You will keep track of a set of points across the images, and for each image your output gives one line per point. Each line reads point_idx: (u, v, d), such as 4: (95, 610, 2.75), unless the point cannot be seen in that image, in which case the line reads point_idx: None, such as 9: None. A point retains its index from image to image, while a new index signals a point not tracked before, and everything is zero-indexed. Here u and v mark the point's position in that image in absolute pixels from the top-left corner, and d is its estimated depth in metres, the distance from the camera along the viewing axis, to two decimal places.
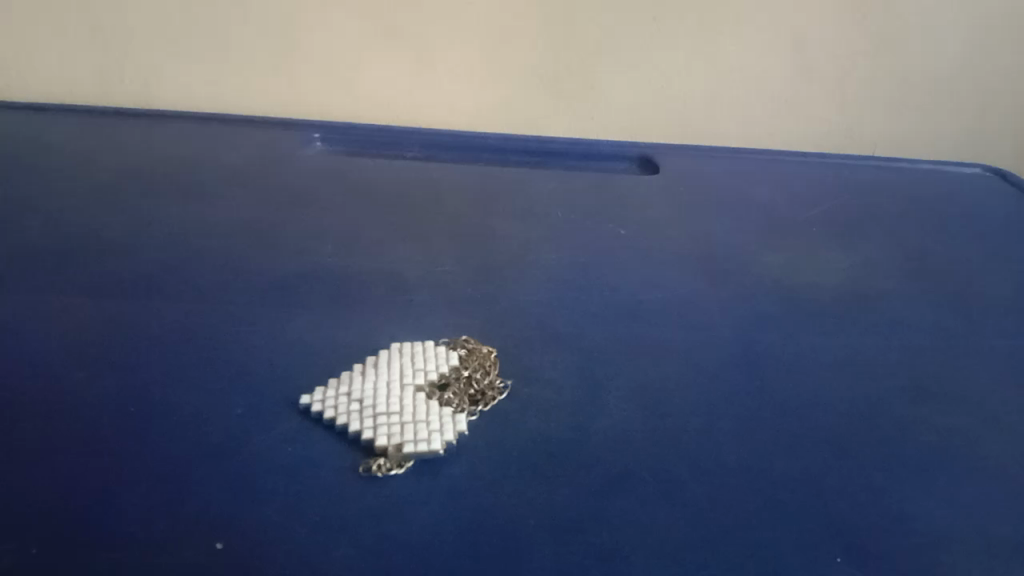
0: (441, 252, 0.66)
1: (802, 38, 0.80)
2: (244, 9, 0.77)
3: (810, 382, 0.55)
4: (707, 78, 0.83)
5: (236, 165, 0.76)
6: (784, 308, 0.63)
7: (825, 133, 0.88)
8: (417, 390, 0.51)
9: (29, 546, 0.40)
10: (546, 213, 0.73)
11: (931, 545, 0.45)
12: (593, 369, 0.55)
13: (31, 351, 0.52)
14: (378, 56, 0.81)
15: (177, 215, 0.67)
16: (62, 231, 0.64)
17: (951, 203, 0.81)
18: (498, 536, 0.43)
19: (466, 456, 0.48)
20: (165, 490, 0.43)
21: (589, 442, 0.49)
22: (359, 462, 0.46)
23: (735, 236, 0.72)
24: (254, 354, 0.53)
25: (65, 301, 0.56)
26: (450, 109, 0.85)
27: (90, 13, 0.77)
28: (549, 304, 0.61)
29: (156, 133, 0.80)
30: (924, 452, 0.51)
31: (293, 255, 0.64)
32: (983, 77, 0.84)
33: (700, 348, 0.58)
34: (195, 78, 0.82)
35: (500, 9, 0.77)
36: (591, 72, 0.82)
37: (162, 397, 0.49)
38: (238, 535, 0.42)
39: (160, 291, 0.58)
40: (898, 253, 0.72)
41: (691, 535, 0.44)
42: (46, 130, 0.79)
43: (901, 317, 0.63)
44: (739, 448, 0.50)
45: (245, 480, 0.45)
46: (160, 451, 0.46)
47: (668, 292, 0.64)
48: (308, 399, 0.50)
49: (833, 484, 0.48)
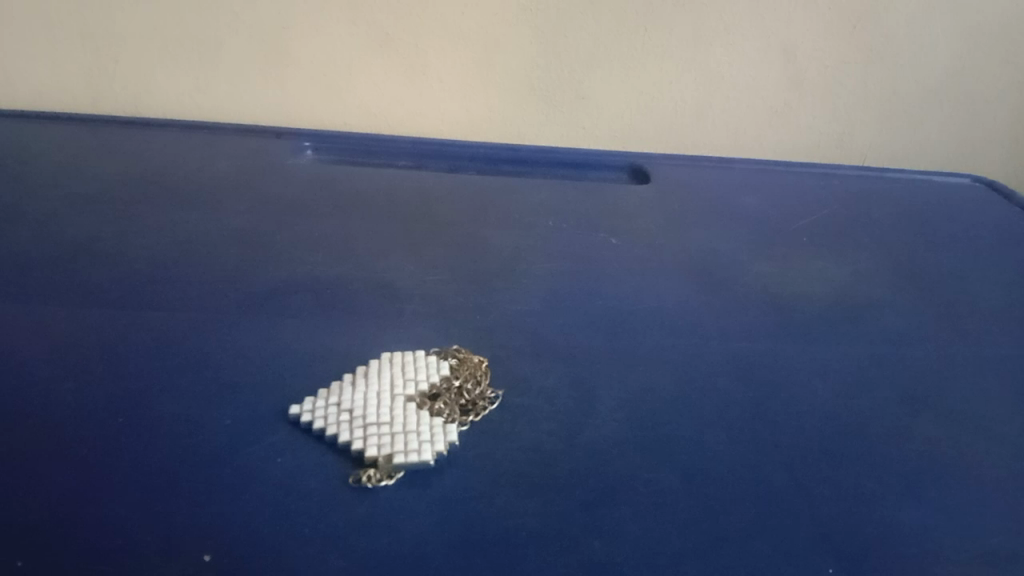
0: (431, 261, 0.66)
1: (794, 49, 0.80)
2: (236, 18, 0.77)
3: (803, 392, 0.55)
4: (699, 88, 0.83)
5: (228, 173, 0.76)
6: (776, 318, 0.63)
7: (818, 142, 0.88)
8: (407, 401, 0.50)
9: (14, 558, 0.40)
10: (537, 223, 0.73)
11: (923, 554, 0.45)
12: (584, 379, 0.55)
13: (19, 360, 0.52)
14: (369, 65, 0.81)
15: (168, 224, 0.67)
16: (50, 240, 0.64)
17: (947, 212, 0.81)
18: (488, 547, 0.43)
19: (457, 466, 0.47)
20: (153, 501, 0.43)
21: (581, 451, 0.49)
22: (349, 473, 0.46)
23: (726, 245, 0.72)
24: (244, 364, 0.53)
25: (53, 310, 0.56)
26: (441, 118, 0.85)
27: (82, 21, 0.77)
28: (540, 314, 0.61)
29: (149, 141, 0.80)
30: (916, 461, 0.51)
31: (283, 264, 0.64)
32: (976, 86, 0.84)
33: (691, 358, 0.58)
34: (185, 87, 0.82)
35: (492, 19, 0.77)
36: (583, 81, 0.82)
37: (151, 407, 0.49)
38: (226, 545, 0.41)
39: (150, 299, 0.58)
40: (892, 262, 0.72)
41: (683, 545, 0.44)
42: (35, 138, 0.79)
43: (894, 327, 0.63)
44: (732, 458, 0.50)
45: (234, 490, 0.44)
46: (148, 462, 0.45)
47: (659, 302, 0.63)
48: (298, 408, 0.49)
49: (826, 494, 0.48)
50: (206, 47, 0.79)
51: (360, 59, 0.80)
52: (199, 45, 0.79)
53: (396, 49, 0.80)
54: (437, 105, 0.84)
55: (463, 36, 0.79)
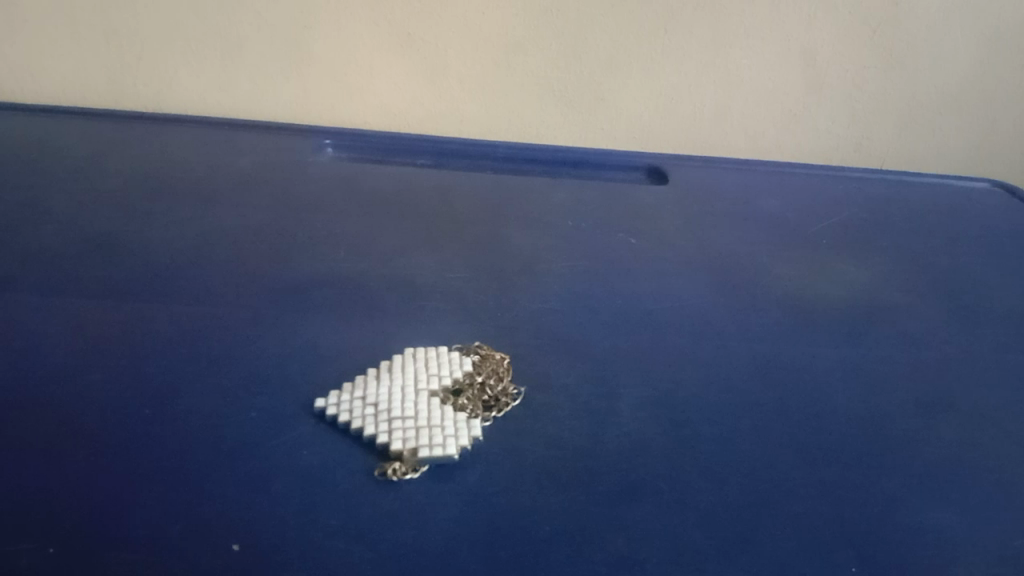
0: (451, 258, 0.66)
1: (813, 53, 0.80)
2: (257, 16, 0.78)
3: (822, 393, 0.55)
4: (717, 88, 0.83)
5: (249, 170, 0.77)
6: (795, 319, 0.63)
7: (835, 144, 0.88)
8: (431, 395, 0.51)
9: (47, 545, 0.40)
10: (556, 222, 0.73)
11: (944, 554, 0.45)
12: (604, 377, 0.55)
13: (46, 352, 0.52)
14: (389, 64, 0.81)
15: (190, 220, 0.68)
16: (75, 233, 0.64)
17: (966, 216, 0.81)
18: (513, 541, 0.43)
19: (481, 461, 0.48)
20: (182, 491, 0.44)
21: (603, 448, 0.49)
22: (375, 466, 0.47)
23: (745, 247, 0.72)
24: (268, 358, 0.53)
25: (79, 304, 0.57)
26: (460, 119, 0.85)
27: (104, 18, 0.78)
28: (561, 312, 0.61)
29: (171, 137, 0.81)
30: (938, 466, 0.51)
31: (305, 260, 0.64)
32: (994, 91, 0.84)
33: (712, 357, 0.58)
34: (206, 85, 0.82)
35: (512, 20, 0.78)
36: (602, 83, 0.82)
37: (175, 400, 0.49)
38: (252, 537, 0.42)
39: (172, 294, 0.58)
40: (911, 266, 0.72)
41: (706, 542, 0.44)
42: (57, 133, 0.80)
43: (912, 329, 0.63)
44: (753, 457, 0.50)
45: (260, 482, 0.45)
46: (177, 452, 0.46)
47: (678, 301, 0.64)
48: (323, 402, 0.50)
49: (846, 495, 0.48)
50: (227, 45, 0.79)
51: (381, 59, 0.81)
52: (219, 43, 0.79)
53: (416, 49, 0.80)
54: (457, 105, 0.84)
55: (483, 37, 0.79)
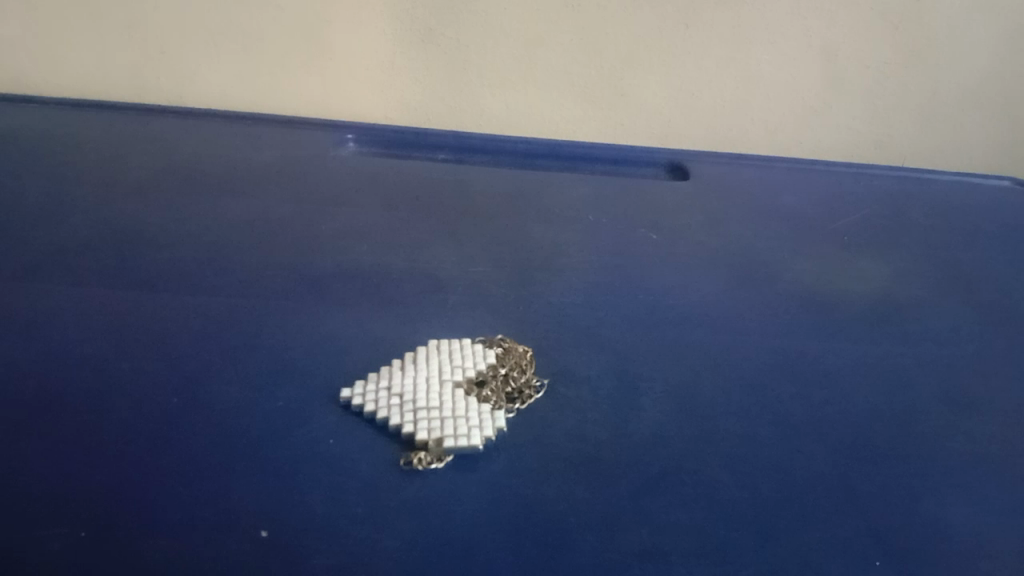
0: (473, 252, 0.67)
1: (834, 49, 0.80)
2: (279, 11, 0.78)
3: (844, 388, 0.56)
4: (737, 84, 0.83)
5: (272, 164, 0.77)
6: (816, 315, 0.63)
7: (855, 140, 0.88)
8: (455, 386, 0.51)
9: (77, 530, 0.41)
10: (577, 217, 0.73)
11: (967, 549, 0.45)
12: (627, 370, 0.55)
13: (73, 341, 0.53)
14: (411, 59, 0.81)
15: (213, 213, 0.68)
16: (100, 225, 0.65)
17: (987, 214, 0.81)
18: (538, 531, 0.43)
19: (505, 452, 0.48)
20: (210, 479, 0.44)
21: (626, 440, 0.49)
22: (400, 456, 0.47)
23: (766, 242, 0.72)
24: (292, 349, 0.54)
25: (105, 295, 0.57)
26: (480, 115, 0.85)
27: (125, 13, 0.78)
28: (582, 305, 0.61)
29: (193, 130, 0.81)
30: (961, 461, 0.51)
31: (328, 252, 0.64)
32: (1016, 87, 0.84)
33: (734, 351, 0.58)
34: (228, 79, 0.83)
35: (534, 15, 0.78)
36: (623, 78, 0.82)
37: (202, 390, 0.50)
38: (279, 525, 0.42)
39: (197, 285, 0.59)
40: (932, 262, 0.72)
41: (731, 534, 0.44)
42: (82, 126, 0.80)
43: (934, 325, 0.63)
44: (776, 450, 0.50)
45: (287, 470, 0.45)
46: (204, 440, 0.46)
47: (699, 295, 0.64)
48: (348, 392, 0.50)
49: (870, 489, 0.48)
50: (250, 39, 0.80)
51: (403, 53, 0.81)
52: (241, 38, 0.80)
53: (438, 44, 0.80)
54: (477, 100, 0.84)
55: (505, 32, 0.79)
